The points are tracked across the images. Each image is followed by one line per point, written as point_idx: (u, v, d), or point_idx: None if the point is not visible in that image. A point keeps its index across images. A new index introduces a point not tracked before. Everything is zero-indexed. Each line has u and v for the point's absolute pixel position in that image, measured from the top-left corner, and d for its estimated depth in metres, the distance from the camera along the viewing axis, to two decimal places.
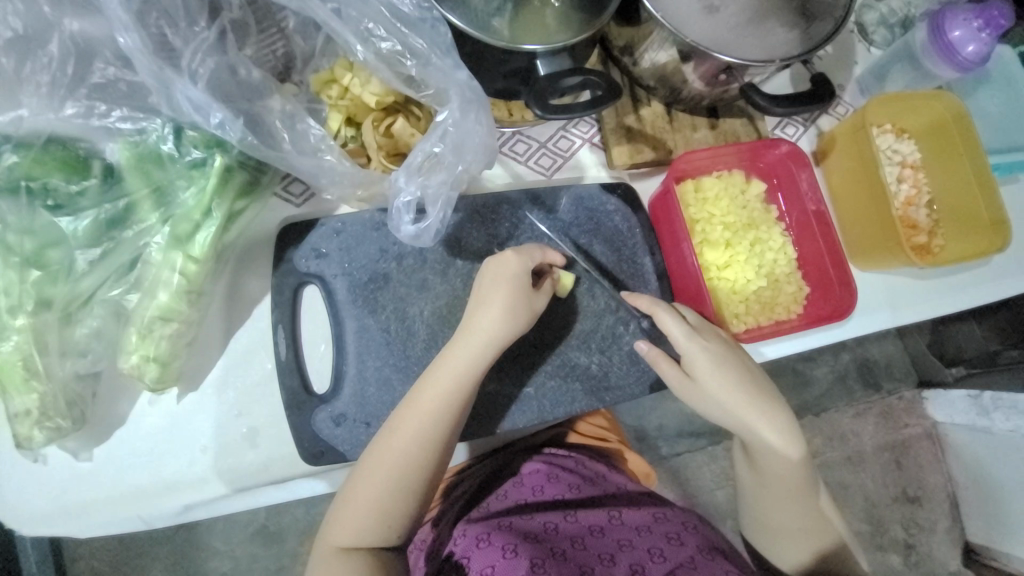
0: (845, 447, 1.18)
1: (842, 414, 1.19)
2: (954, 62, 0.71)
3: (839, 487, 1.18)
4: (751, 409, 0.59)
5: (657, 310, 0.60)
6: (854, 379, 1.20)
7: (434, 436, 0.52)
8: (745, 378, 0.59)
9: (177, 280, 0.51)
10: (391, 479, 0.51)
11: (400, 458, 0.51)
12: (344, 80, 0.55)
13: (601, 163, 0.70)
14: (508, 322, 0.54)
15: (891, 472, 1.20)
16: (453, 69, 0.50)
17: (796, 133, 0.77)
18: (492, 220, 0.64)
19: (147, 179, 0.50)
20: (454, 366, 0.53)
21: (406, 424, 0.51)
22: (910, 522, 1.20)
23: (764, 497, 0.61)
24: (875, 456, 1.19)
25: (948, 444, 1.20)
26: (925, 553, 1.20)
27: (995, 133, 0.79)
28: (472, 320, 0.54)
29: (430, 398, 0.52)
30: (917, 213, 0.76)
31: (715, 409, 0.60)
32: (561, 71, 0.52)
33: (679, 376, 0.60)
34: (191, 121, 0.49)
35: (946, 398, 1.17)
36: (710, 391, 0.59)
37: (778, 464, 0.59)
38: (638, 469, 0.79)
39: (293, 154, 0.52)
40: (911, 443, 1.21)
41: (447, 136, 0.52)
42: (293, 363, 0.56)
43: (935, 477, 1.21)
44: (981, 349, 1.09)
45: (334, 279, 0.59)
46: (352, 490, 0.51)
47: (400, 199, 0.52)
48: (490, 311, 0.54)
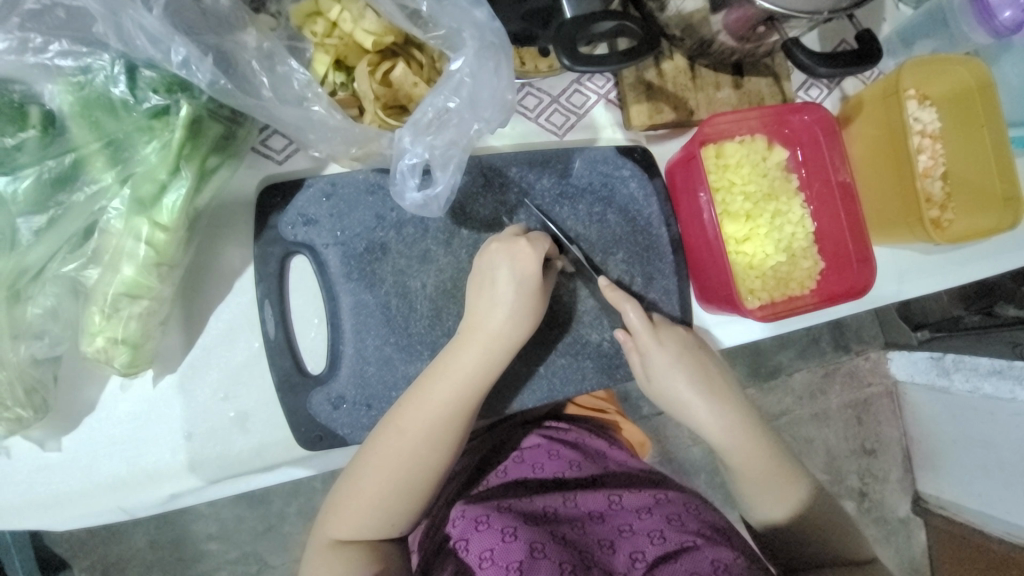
0: (814, 404, 1.23)
1: (814, 374, 1.22)
2: (989, 27, 0.66)
3: (805, 442, 1.23)
4: (704, 405, 0.59)
5: (627, 305, 0.57)
6: (827, 341, 1.23)
7: (440, 438, 0.50)
8: (700, 372, 0.59)
9: (144, 252, 0.44)
10: (392, 475, 0.49)
11: (404, 459, 0.49)
12: (332, 14, 0.46)
13: (618, 123, 0.64)
14: (519, 322, 0.51)
15: (852, 427, 1.26)
16: (471, 5, 0.43)
17: (819, 96, 0.72)
18: (500, 186, 0.58)
19: (98, 131, 0.42)
20: (464, 367, 0.50)
21: (409, 420, 0.49)
22: (866, 472, 1.27)
23: (750, 486, 0.60)
24: (840, 413, 1.24)
25: (906, 402, 1.26)
26: (877, 500, 1.28)
27: (1014, 104, 0.76)
28: (482, 318, 0.51)
29: (438, 399, 0.49)
30: (932, 185, 0.73)
31: (677, 404, 0.59)
32: (593, 15, 0.46)
33: (642, 372, 0.59)
34: (147, 58, 0.40)
35: (909, 358, 1.21)
36: (670, 391, 0.58)
37: (743, 455, 0.59)
38: (633, 438, 0.79)
39: (274, 102, 0.45)
40: (873, 401, 1.26)
41: (463, 88, 0.45)
42: (283, 342, 0.51)
43: (892, 432, 1.28)
44: (944, 314, 1.18)
45: (325, 249, 0.53)
46: (352, 484, 0.50)
47: (404, 161, 0.46)
48: (500, 307, 0.51)
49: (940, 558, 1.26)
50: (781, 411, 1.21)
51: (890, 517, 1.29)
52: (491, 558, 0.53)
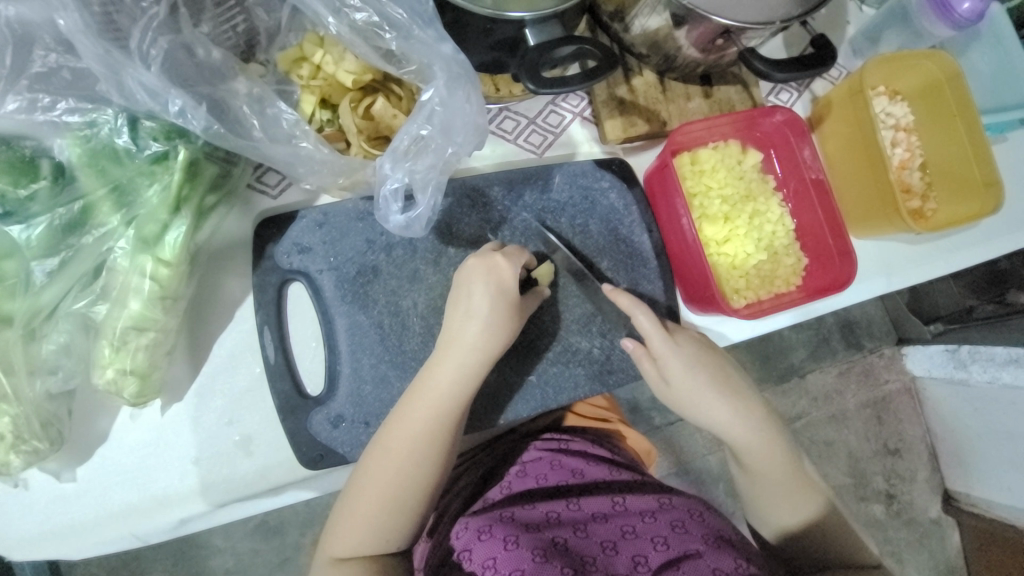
0: (829, 405, 1.21)
1: (826, 374, 1.21)
2: (950, 20, 0.68)
3: (823, 444, 1.21)
4: (721, 405, 0.59)
5: (636, 311, 0.58)
6: (837, 340, 1.22)
7: (427, 453, 0.51)
8: (717, 371, 0.60)
9: (148, 286, 0.47)
10: (384, 492, 0.50)
11: (394, 475, 0.50)
12: (316, 58, 0.50)
13: (594, 138, 0.67)
14: (496, 332, 0.53)
15: (872, 427, 1.24)
16: (437, 41, 0.46)
17: (789, 100, 0.74)
18: (484, 205, 0.61)
19: (103, 177, 0.45)
20: (443, 380, 0.52)
21: (395, 437, 0.51)
22: (890, 472, 1.24)
23: (762, 491, 0.60)
24: (857, 413, 1.23)
25: (925, 397, 1.23)
26: (906, 501, 1.25)
27: (987, 94, 0.77)
28: (459, 331, 0.53)
29: (422, 413, 0.51)
30: (911, 176, 0.74)
31: (692, 406, 0.60)
32: (554, 41, 0.49)
33: (657, 377, 0.60)
34: (147, 110, 0.44)
35: (925, 353, 1.21)
36: (687, 395, 0.59)
37: (761, 457, 0.60)
38: (638, 446, 0.80)
39: (264, 141, 0.48)
40: (891, 399, 1.24)
41: (435, 116, 0.48)
42: (283, 366, 0.54)
43: (913, 429, 1.25)
44: (956, 305, 1.13)
45: (320, 274, 0.56)
46: (348, 502, 0.51)
47: (387, 186, 0.49)
48: (477, 321, 0.53)
49: (978, 559, 1.21)
50: (795, 415, 1.20)
51: (920, 518, 1.25)
52: (495, 567, 0.53)
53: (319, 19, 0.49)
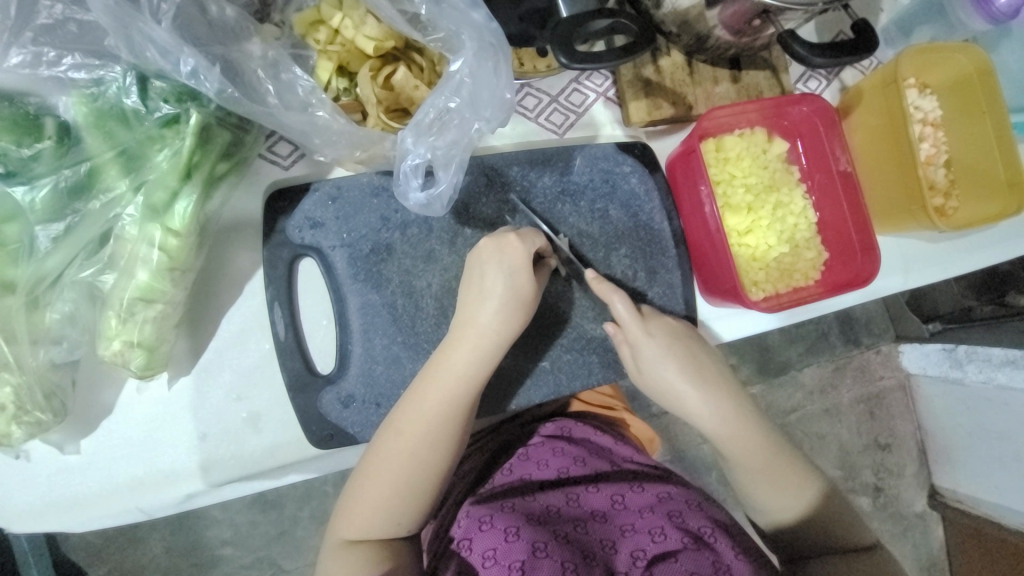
0: (825, 399, 1.22)
1: (823, 369, 1.22)
2: (986, 14, 0.66)
3: (816, 438, 1.22)
4: (693, 395, 0.59)
5: (615, 298, 0.57)
6: (835, 336, 1.22)
7: (440, 436, 0.50)
8: (690, 364, 0.59)
9: (157, 257, 0.45)
10: (397, 474, 0.50)
11: (406, 458, 0.50)
12: (334, 21, 0.48)
13: (617, 121, 0.65)
14: (511, 317, 0.52)
15: (865, 422, 1.25)
16: (469, 7, 0.44)
17: (818, 88, 0.72)
18: (503, 185, 0.59)
19: (110, 140, 0.43)
20: (457, 364, 0.51)
21: (409, 420, 0.50)
22: (880, 467, 1.26)
23: (749, 482, 0.60)
24: (851, 407, 1.24)
25: (919, 395, 1.24)
26: (892, 495, 1.27)
27: (1015, 91, 0.76)
28: (471, 315, 0.52)
29: (435, 398, 0.50)
30: (935, 173, 0.73)
31: (670, 395, 0.59)
32: (586, 13, 0.46)
33: (632, 365, 0.59)
34: (157, 70, 0.42)
35: (921, 351, 1.20)
36: (658, 383, 0.59)
37: (738, 447, 0.59)
38: (642, 433, 0.80)
39: (280, 109, 0.46)
40: (885, 395, 1.25)
41: (463, 88, 0.46)
42: (293, 344, 0.52)
43: (906, 425, 1.27)
44: (956, 305, 1.18)
45: (332, 250, 0.54)
46: (359, 485, 0.50)
47: (407, 162, 0.47)
48: (493, 303, 0.51)
49: (960, 555, 1.24)
50: (791, 408, 1.20)
51: (906, 513, 1.27)
52: (495, 557, 0.53)
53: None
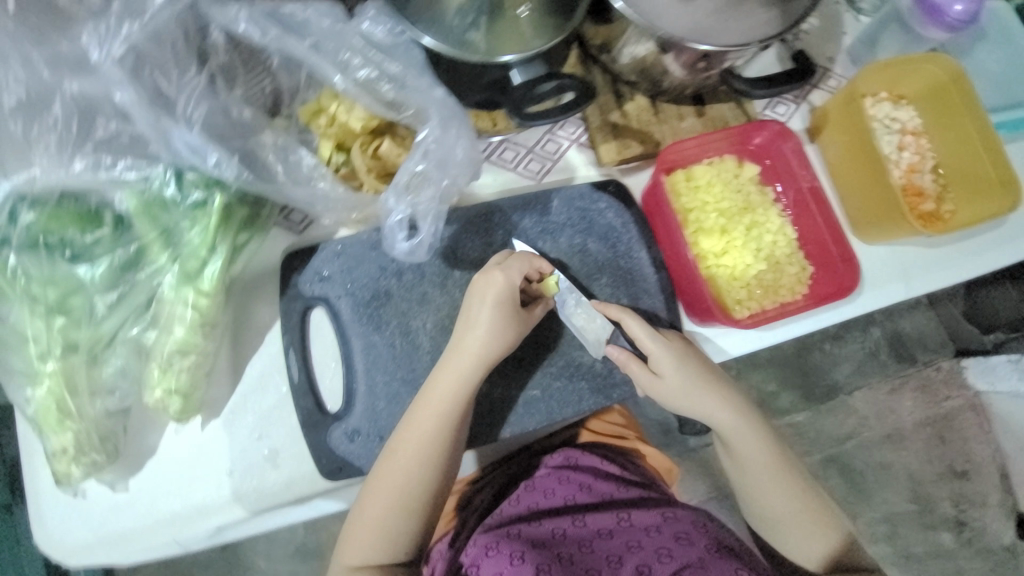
0: (884, 424, 1.20)
1: (877, 391, 1.20)
2: (943, 24, 0.68)
3: (879, 466, 1.19)
4: (712, 399, 0.60)
5: (625, 317, 0.60)
6: (886, 354, 1.21)
7: (430, 457, 0.54)
8: (706, 371, 0.61)
9: (190, 315, 0.54)
10: (393, 495, 0.54)
11: (400, 479, 0.54)
12: (331, 109, 0.57)
13: (591, 162, 0.71)
14: (498, 342, 0.56)
15: (934, 448, 1.21)
16: (429, 87, 0.54)
17: (787, 112, 0.76)
18: (487, 229, 0.66)
19: (155, 223, 0.53)
20: (445, 388, 0.55)
21: (402, 444, 0.54)
22: (959, 497, 1.21)
23: (751, 488, 0.61)
24: (915, 432, 1.21)
25: (993, 414, 1.20)
26: (978, 527, 1.21)
27: (997, 89, 0.76)
28: (459, 342, 0.56)
29: (431, 421, 0.54)
30: (923, 179, 0.74)
31: (685, 404, 0.60)
32: (537, 78, 0.54)
33: (646, 373, 0.60)
34: (189, 164, 0.52)
35: (985, 364, 1.18)
36: (673, 388, 0.60)
37: (751, 453, 0.60)
38: (659, 463, 0.79)
39: (286, 184, 0.56)
40: (953, 416, 1.21)
41: (430, 153, 0.54)
42: (306, 385, 0.59)
43: (983, 449, 1.21)
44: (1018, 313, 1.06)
45: (338, 300, 0.62)
46: (360, 509, 0.55)
47: (392, 218, 0.55)
48: (477, 331, 0.56)
49: None
50: (844, 435, 1.19)
51: (994, 546, 1.21)
52: None
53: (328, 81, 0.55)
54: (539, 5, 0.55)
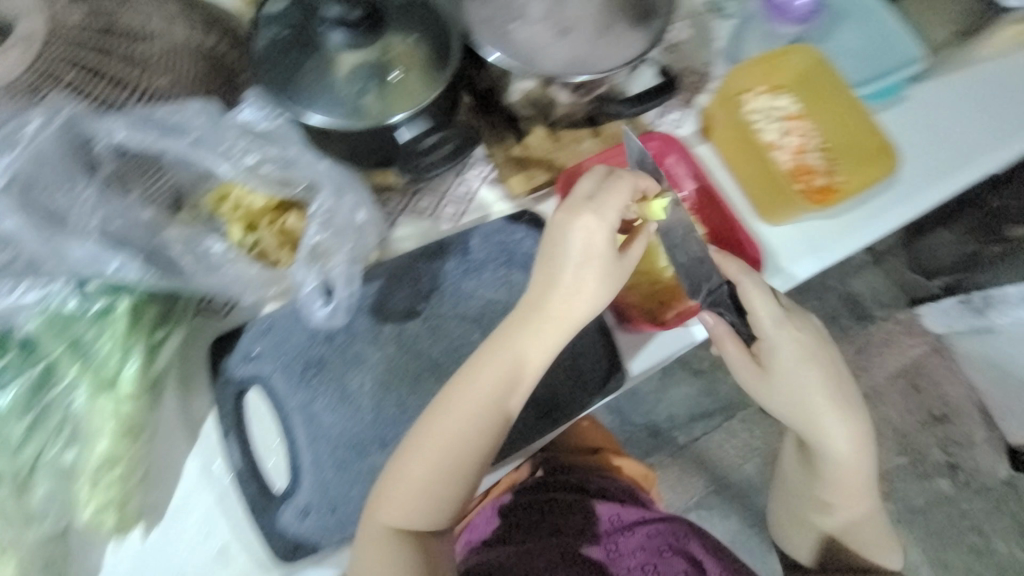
0: (859, 388, 1.42)
1: (850, 351, 1.48)
2: (790, 20, 0.78)
3: None
4: (827, 413, 0.66)
5: (741, 277, 0.63)
6: (847, 314, 1.50)
7: (483, 417, 0.55)
8: (832, 376, 0.66)
9: (112, 424, 0.54)
10: (440, 456, 0.54)
11: (447, 440, 0.54)
12: (234, 194, 0.59)
13: (503, 197, 0.74)
14: (590, 287, 0.55)
15: (911, 398, 1.47)
16: (315, 160, 0.59)
17: (678, 118, 0.81)
18: (412, 279, 0.67)
19: (62, 337, 0.53)
20: (547, 345, 0.56)
21: (451, 404, 0.55)
22: (946, 442, 1.46)
23: (819, 487, 0.73)
24: (890, 385, 1.47)
25: (954, 353, 1.46)
26: (972, 468, 1.45)
27: (863, 62, 0.82)
28: (584, 286, 0.55)
29: (472, 390, 0.55)
30: (811, 158, 0.79)
31: (788, 412, 0.67)
32: (421, 134, 0.58)
33: (750, 368, 0.67)
34: (92, 275, 0.52)
35: (941, 309, 1.40)
36: (785, 393, 0.66)
37: (832, 463, 0.69)
38: (636, 471, 0.89)
39: (197, 274, 0.57)
40: (924, 363, 1.48)
41: (329, 222, 0.59)
42: (247, 470, 0.58)
43: (955, 389, 1.48)
44: (963, 254, 1.32)
45: (272, 376, 0.61)
46: (404, 469, 0.54)
47: (305, 289, 0.60)
48: (592, 271, 0.55)
49: None
50: None
51: (992, 483, 1.46)
52: None
53: (210, 173, 0.57)
54: (419, 64, 0.59)
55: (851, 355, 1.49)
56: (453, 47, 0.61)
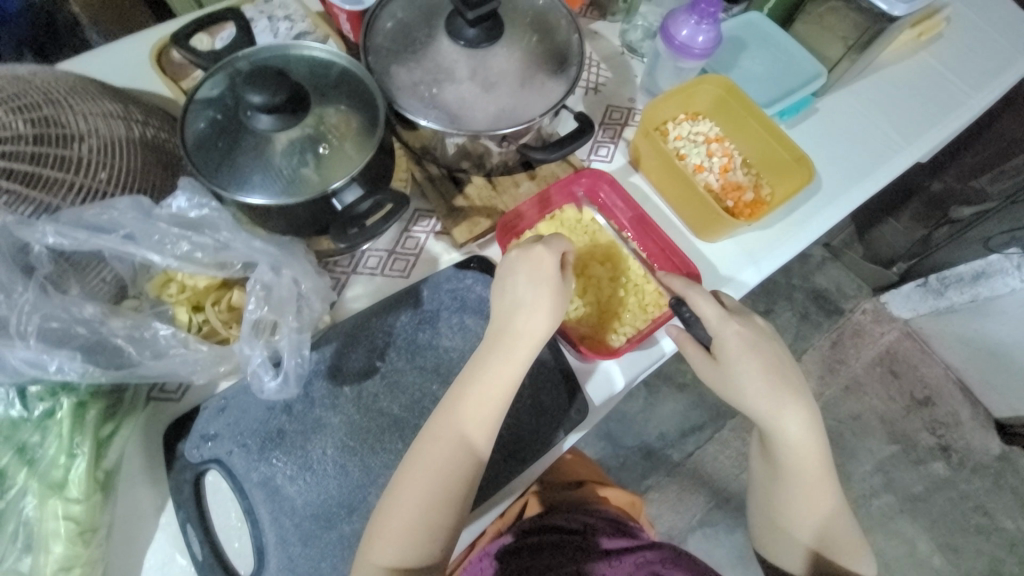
0: (839, 377, 1.52)
1: (822, 348, 1.54)
2: (695, 54, 0.79)
3: (829, 409, 1.49)
4: (771, 399, 0.65)
5: (692, 290, 0.67)
6: (817, 313, 1.58)
7: (464, 444, 0.57)
8: (777, 362, 0.66)
9: (66, 526, 0.53)
10: (426, 486, 0.56)
11: (431, 469, 0.57)
12: (179, 277, 0.61)
13: (450, 246, 0.77)
14: (548, 304, 0.61)
15: (891, 383, 1.53)
16: (247, 241, 0.61)
17: (609, 152, 0.86)
18: (367, 338, 0.68)
19: (11, 442, 0.54)
20: (517, 359, 0.60)
21: (431, 434, 0.58)
22: (934, 423, 1.50)
23: (777, 493, 0.69)
24: (868, 374, 1.53)
25: (924, 335, 1.55)
26: (963, 446, 1.48)
27: (771, 82, 0.89)
28: (539, 305, 0.61)
29: (459, 410, 0.58)
30: (737, 175, 0.84)
31: (737, 396, 0.66)
32: (353, 201, 0.61)
33: (703, 356, 0.67)
34: (31, 377, 0.53)
35: (903, 294, 1.53)
36: (729, 377, 0.66)
37: (785, 454, 0.67)
38: (624, 499, 0.87)
39: (145, 360, 0.58)
40: (896, 348, 1.55)
41: (272, 296, 0.60)
42: (209, 558, 0.56)
43: (932, 371, 1.54)
44: (911, 239, 1.47)
45: (230, 455, 0.60)
46: (393, 502, 0.56)
47: (255, 362, 0.58)
48: (547, 293, 0.61)
49: None
50: None
51: (986, 459, 1.48)
52: None
53: (148, 263, 0.59)
54: (351, 131, 0.63)
55: (827, 349, 1.54)
56: (379, 109, 0.65)
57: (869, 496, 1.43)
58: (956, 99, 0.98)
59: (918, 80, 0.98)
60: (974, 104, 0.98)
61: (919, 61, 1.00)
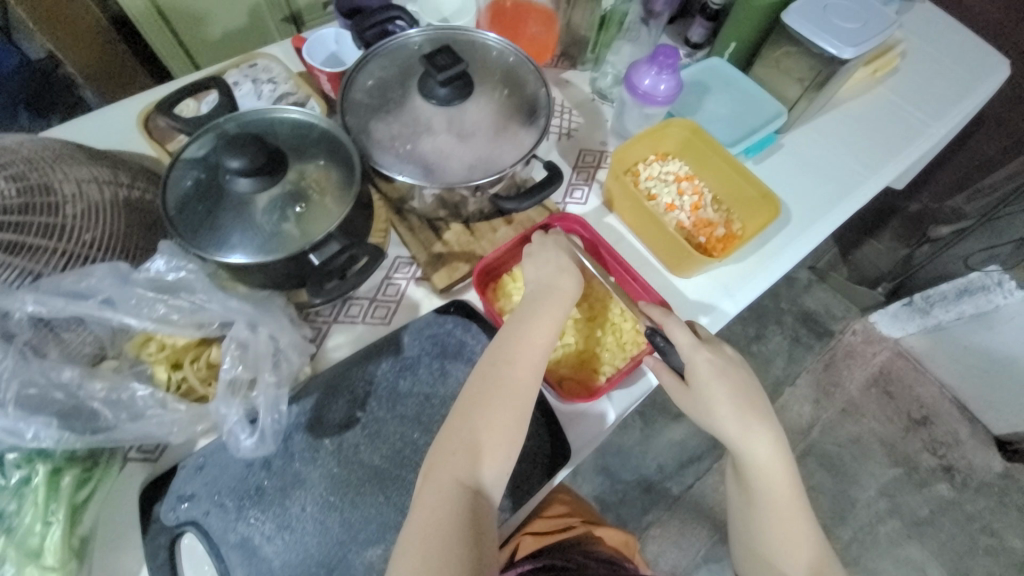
0: (835, 400, 1.52)
1: (815, 371, 1.54)
2: (659, 101, 0.84)
3: (827, 433, 1.48)
4: (741, 425, 0.65)
5: (667, 319, 0.68)
6: (807, 335, 1.59)
7: (507, 398, 0.60)
8: (745, 388, 0.67)
9: None
10: (473, 437, 0.58)
11: (478, 419, 0.59)
12: (159, 336, 0.61)
13: (431, 292, 0.78)
14: (575, 269, 0.70)
15: (887, 404, 1.52)
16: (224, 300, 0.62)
17: (583, 194, 0.89)
18: (348, 388, 0.68)
19: None
20: (547, 322, 0.66)
21: (472, 393, 0.61)
22: (934, 443, 1.48)
23: (753, 520, 0.69)
24: (863, 396, 1.52)
25: (915, 354, 1.55)
26: (966, 466, 1.46)
27: (735, 122, 0.93)
28: (567, 272, 0.69)
29: (489, 391, 0.60)
30: (707, 212, 0.86)
31: (708, 421, 0.67)
32: (329, 256, 0.63)
33: (675, 381, 0.69)
34: (7, 445, 0.53)
35: (889, 314, 1.54)
36: (699, 403, 0.67)
37: (758, 479, 0.67)
38: (618, 538, 0.85)
39: (123, 422, 0.58)
40: (889, 368, 1.56)
41: (250, 352, 0.61)
42: None
43: (927, 389, 1.54)
44: (894, 258, 1.56)
45: (207, 516, 0.59)
46: (443, 452, 0.58)
47: (230, 422, 0.60)
48: (572, 262, 0.70)
49: None
50: None
51: (990, 479, 1.45)
52: None
53: (125, 326, 0.60)
54: (331, 186, 0.66)
55: (821, 371, 1.54)
56: (356, 164, 0.67)
57: (875, 522, 1.40)
58: (915, 128, 1.02)
59: (877, 113, 1.03)
60: (934, 132, 1.02)
61: (876, 95, 1.05)
